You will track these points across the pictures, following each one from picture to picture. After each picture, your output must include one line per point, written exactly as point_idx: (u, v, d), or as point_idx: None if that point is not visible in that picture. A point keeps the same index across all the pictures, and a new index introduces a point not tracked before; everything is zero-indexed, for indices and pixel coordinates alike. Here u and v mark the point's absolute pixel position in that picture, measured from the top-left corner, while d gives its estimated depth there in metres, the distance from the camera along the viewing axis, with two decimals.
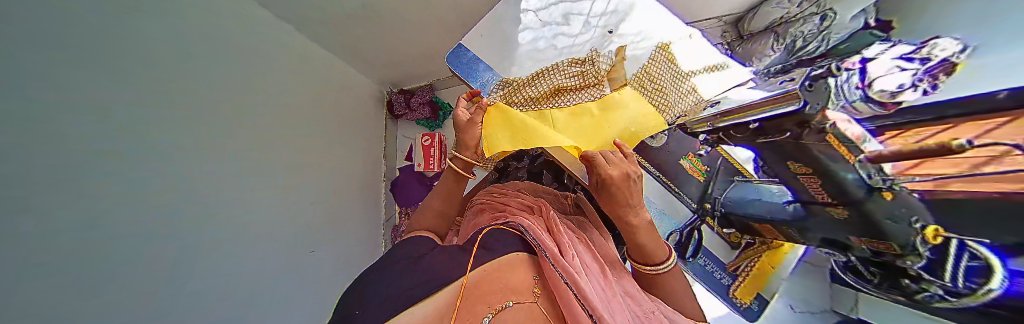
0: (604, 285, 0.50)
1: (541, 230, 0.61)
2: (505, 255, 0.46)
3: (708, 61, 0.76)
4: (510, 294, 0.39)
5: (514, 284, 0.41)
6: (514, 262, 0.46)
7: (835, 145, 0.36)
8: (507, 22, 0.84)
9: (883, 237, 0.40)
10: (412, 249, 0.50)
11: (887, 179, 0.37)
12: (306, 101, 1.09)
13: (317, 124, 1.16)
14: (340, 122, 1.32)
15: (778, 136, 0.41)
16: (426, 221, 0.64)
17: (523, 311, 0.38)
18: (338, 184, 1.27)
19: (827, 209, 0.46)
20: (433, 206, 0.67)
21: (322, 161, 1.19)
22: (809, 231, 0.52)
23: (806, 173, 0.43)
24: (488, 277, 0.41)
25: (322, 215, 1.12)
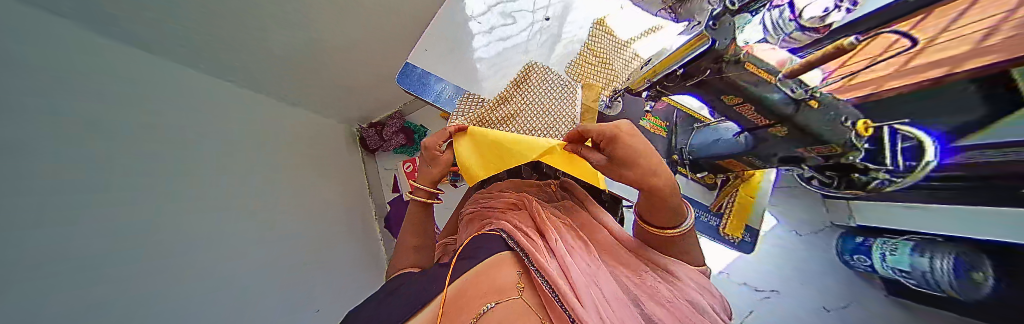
0: (594, 268, 0.49)
1: (526, 227, 0.60)
2: (485, 261, 0.46)
3: (644, 26, 0.82)
4: (490, 296, 0.37)
5: (499, 283, 0.41)
6: (497, 263, 0.46)
7: (756, 73, 0.39)
8: (451, 33, 0.86)
9: (824, 142, 0.43)
10: (400, 283, 0.50)
11: (808, 90, 0.40)
12: (288, 149, 1.03)
13: (303, 173, 1.10)
14: (320, 165, 1.24)
15: (702, 76, 0.42)
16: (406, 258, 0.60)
17: (507, 307, 0.36)
18: (338, 227, 1.19)
19: (769, 130, 0.48)
20: (407, 240, 0.64)
21: (316, 209, 1.10)
22: (767, 155, 0.54)
23: (739, 102, 0.44)
24: (467, 290, 0.40)
25: (330, 263, 1.03)
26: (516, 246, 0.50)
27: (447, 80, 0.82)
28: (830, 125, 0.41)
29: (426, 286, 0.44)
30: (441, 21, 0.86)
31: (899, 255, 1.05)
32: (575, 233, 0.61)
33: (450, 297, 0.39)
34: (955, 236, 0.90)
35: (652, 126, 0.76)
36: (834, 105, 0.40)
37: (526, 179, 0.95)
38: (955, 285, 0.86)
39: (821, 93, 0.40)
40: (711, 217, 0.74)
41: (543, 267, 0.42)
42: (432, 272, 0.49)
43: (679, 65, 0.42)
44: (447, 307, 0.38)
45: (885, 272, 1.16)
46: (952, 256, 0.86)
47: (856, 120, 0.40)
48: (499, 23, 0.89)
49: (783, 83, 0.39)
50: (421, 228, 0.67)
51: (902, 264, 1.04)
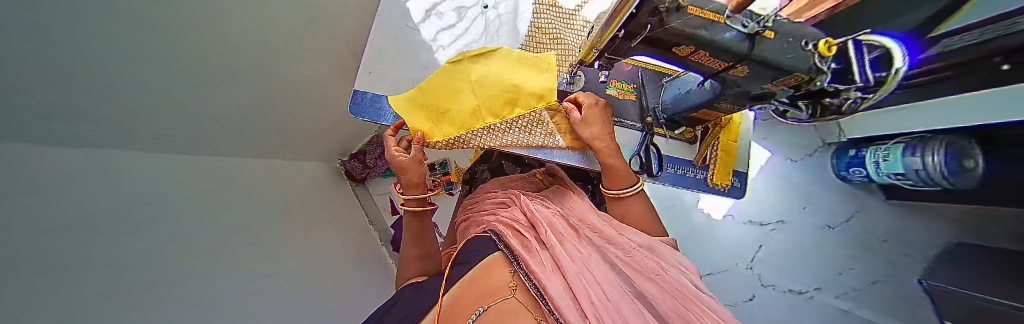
0: (585, 256, 0.48)
1: (514, 221, 0.59)
2: (475, 268, 0.44)
3: None
4: (482, 300, 0.37)
5: (494, 286, 0.40)
6: (488, 268, 0.44)
7: (700, 14, 0.36)
8: (393, 45, 0.77)
9: (788, 73, 0.41)
10: (398, 300, 0.49)
11: (760, 21, 0.36)
12: (287, 199, 0.99)
13: (308, 214, 1.08)
14: (319, 209, 1.21)
15: (647, 32, 0.38)
16: (410, 269, 0.60)
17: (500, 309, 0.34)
18: (349, 266, 1.16)
19: (729, 73, 0.45)
20: (410, 250, 0.63)
21: (327, 253, 1.06)
22: (734, 98, 0.52)
23: (692, 51, 0.41)
24: (462, 299, 0.39)
25: (351, 304, 1.01)
26: (506, 246, 0.49)
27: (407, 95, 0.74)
28: (788, 50, 0.38)
29: (421, 301, 0.44)
30: (378, 33, 0.76)
31: (892, 161, 1.05)
32: (563, 217, 0.59)
33: (442, 315, 0.38)
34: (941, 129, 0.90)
35: (619, 92, 0.70)
36: (790, 30, 0.38)
37: (509, 175, 0.93)
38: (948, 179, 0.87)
39: (776, 20, 0.37)
40: (697, 171, 0.72)
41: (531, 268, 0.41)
42: (425, 289, 0.48)
43: (620, 29, 0.38)
44: (443, 321, 0.37)
45: (880, 178, 1.17)
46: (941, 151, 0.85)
47: (816, 41, 0.37)
48: (442, 24, 0.84)
49: (731, 19, 0.36)
50: (422, 239, 0.65)
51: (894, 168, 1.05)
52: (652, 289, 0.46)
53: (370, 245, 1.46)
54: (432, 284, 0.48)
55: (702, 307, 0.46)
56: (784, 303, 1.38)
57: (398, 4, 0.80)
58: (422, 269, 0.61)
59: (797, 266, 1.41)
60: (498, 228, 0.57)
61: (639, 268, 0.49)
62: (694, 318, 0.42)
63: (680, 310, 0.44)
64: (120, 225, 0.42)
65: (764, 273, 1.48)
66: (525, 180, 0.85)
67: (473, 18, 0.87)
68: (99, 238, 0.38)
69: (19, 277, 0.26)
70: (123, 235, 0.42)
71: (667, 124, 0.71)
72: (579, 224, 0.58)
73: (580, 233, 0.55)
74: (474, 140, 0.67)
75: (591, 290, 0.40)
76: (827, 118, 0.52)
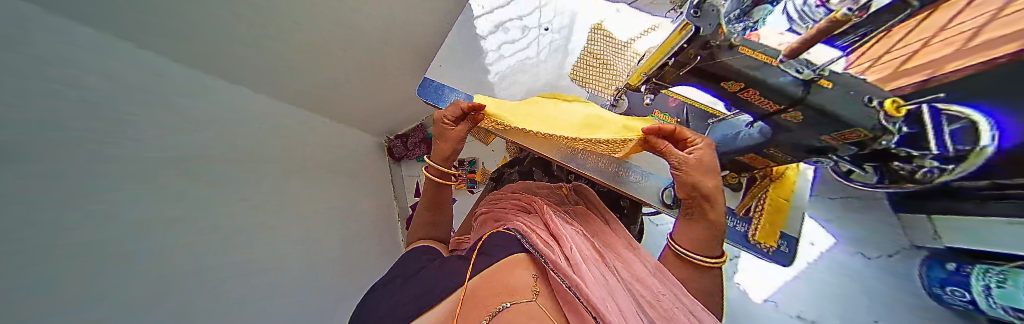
0: (608, 282, 0.45)
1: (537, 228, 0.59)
2: (500, 262, 0.46)
3: (642, 27, 0.83)
4: (506, 296, 0.38)
5: (514, 285, 0.41)
6: (510, 266, 0.46)
7: (750, 54, 0.39)
8: (464, 46, 0.91)
9: (849, 126, 0.39)
10: (420, 267, 0.54)
11: (817, 69, 0.37)
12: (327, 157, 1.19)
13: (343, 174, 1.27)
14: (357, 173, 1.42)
15: (696, 62, 0.41)
16: (424, 231, 0.68)
17: (523, 310, 0.36)
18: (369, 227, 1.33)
19: (782, 116, 0.44)
20: (422, 215, 0.69)
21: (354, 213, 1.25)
22: (791, 147, 0.50)
23: (741, 88, 0.43)
24: (484, 284, 0.42)
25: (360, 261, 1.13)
26: (532, 247, 0.49)
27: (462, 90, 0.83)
28: (851, 106, 0.38)
29: (444, 275, 0.48)
30: (454, 36, 0.91)
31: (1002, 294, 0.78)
32: (586, 238, 0.60)
33: (464, 297, 0.41)
34: None
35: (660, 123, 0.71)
36: (849, 83, 0.38)
37: (537, 181, 0.96)
38: None
39: (832, 70, 0.38)
40: (737, 223, 0.66)
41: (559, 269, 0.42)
42: (446, 266, 0.52)
43: (670, 56, 0.42)
44: (464, 308, 0.39)
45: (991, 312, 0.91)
46: None
47: (886, 99, 0.37)
48: (505, 39, 0.95)
49: (786, 65, 0.38)
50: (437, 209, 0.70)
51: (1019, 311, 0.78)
52: None
53: (388, 220, 1.54)
54: (457, 263, 0.52)
55: None
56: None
57: (471, 19, 0.93)
58: (426, 237, 0.67)
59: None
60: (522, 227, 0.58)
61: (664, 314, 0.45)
62: None
63: None
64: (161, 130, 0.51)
65: None
66: (552, 190, 0.87)
67: (533, 36, 0.96)
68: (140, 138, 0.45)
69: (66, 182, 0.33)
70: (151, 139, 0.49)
71: None
72: (602, 250, 0.57)
73: (604, 258, 0.54)
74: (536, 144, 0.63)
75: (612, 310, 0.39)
76: (905, 183, 0.48)
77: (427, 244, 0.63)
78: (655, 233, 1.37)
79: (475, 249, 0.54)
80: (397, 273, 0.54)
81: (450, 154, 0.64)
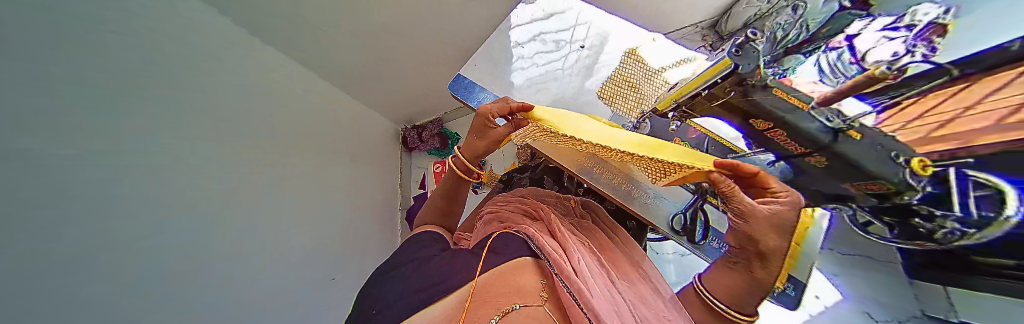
0: (610, 296, 0.46)
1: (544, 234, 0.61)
2: (511, 262, 0.48)
3: (677, 57, 0.84)
4: (516, 297, 0.40)
5: (521, 287, 0.43)
6: (522, 267, 0.47)
7: (785, 97, 0.41)
8: (501, 52, 1.01)
9: (873, 178, 0.40)
10: (430, 255, 0.55)
11: (847, 120, 0.39)
12: None
13: (315, 156, 1.46)
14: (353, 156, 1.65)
15: (729, 97, 0.44)
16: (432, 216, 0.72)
17: (530, 313, 0.38)
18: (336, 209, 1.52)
19: (808, 159, 0.46)
20: (435, 202, 0.72)
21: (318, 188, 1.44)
22: (813, 192, 0.50)
23: (769, 127, 0.45)
24: (493, 282, 0.44)
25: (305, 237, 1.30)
26: (540, 250, 0.50)
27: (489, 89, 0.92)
28: (881, 160, 0.38)
29: (454, 267, 0.49)
30: (493, 44, 1.02)
31: None
32: (591, 252, 0.60)
33: (475, 292, 0.43)
34: None
35: None
36: (875, 137, 0.39)
37: (547, 189, 0.97)
38: None
39: (861, 123, 0.40)
40: None
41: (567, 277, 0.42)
42: (456, 257, 0.53)
43: (704, 87, 0.45)
44: (472, 306, 0.40)
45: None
46: None
47: (914, 157, 0.37)
48: (540, 49, 1.01)
49: (815, 111, 0.41)
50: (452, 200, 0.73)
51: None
52: None
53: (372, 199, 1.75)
54: (465, 256, 0.53)
55: None
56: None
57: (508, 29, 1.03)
58: (436, 223, 0.69)
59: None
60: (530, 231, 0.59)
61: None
62: None
63: None
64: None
65: None
66: (560, 201, 0.88)
67: (568, 50, 0.99)
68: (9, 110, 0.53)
69: None
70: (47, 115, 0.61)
71: None
72: (607, 266, 0.58)
73: (609, 274, 0.54)
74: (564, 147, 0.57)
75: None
76: (919, 243, 0.48)
77: (430, 229, 0.66)
78: (658, 261, 1.35)
79: (486, 244, 0.55)
80: (407, 259, 0.56)
81: (484, 150, 0.68)
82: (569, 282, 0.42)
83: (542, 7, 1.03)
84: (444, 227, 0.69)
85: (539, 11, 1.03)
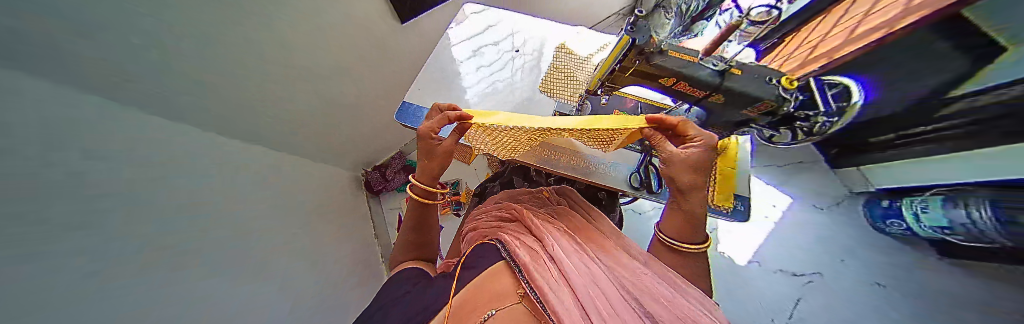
0: (584, 272, 0.50)
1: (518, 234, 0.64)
2: (487, 273, 0.50)
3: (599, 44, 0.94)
4: (493, 302, 0.42)
5: (497, 292, 0.45)
6: (499, 271, 0.50)
7: (677, 55, 0.49)
8: (440, 69, 0.99)
9: (755, 100, 0.50)
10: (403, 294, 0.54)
11: (725, 62, 0.49)
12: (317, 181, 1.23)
13: None
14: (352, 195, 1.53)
15: (637, 65, 0.50)
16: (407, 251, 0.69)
17: (507, 313, 0.39)
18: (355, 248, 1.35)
19: (709, 100, 0.54)
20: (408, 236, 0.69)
21: None
22: (724, 123, 0.60)
23: (675, 82, 0.51)
24: (470, 296, 0.45)
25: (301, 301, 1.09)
26: (510, 254, 0.53)
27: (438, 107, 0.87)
28: (759, 84, 0.49)
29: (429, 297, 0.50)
30: (430, 61, 0.99)
31: (934, 213, 1.04)
32: (566, 235, 0.65)
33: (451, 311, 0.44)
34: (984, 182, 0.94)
35: None
36: (753, 69, 0.50)
37: (520, 188, 1.02)
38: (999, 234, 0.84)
39: (736, 62, 0.49)
40: None
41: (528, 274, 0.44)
42: (427, 291, 0.53)
43: (616, 63, 0.51)
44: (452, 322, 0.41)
45: (927, 232, 1.13)
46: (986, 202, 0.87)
47: (778, 77, 0.49)
48: (481, 62, 1.04)
49: (703, 61, 0.49)
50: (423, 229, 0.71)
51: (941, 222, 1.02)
52: (661, 312, 0.44)
53: None
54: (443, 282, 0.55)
55: None
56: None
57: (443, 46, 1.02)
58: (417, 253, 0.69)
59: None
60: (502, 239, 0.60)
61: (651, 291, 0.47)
62: None
63: None
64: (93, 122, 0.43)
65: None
66: (534, 196, 0.92)
67: (508, 60, 1.05)
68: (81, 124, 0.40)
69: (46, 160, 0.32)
70: (122, 119, 0.45)
71: None
72: (582, 244, 0.62)
73: (585, 251, 0.59)
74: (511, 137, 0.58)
75: (588, 299, 0.41)
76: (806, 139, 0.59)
77: (409, 265, 0.64)
78: (641, 221, 1.45)
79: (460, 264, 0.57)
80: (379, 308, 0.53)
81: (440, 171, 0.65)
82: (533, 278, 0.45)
83: (476, 25, 1.09)
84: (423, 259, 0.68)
85: (470, 27, 1.08)
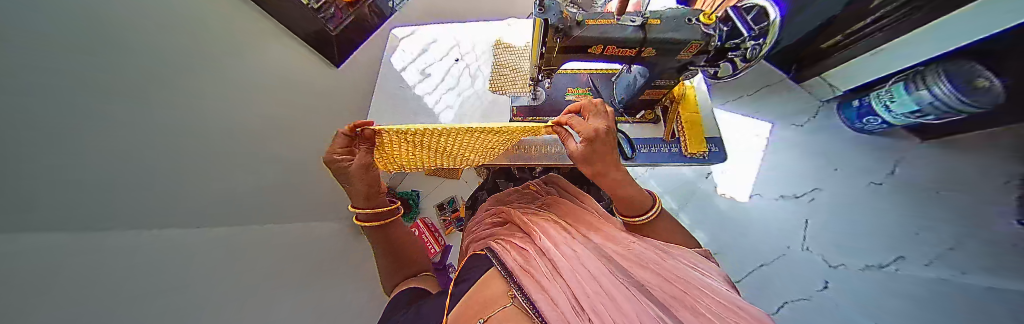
0: (574, 255, 0.48)
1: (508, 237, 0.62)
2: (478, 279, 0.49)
3: (526, 32, 1.02)
4: (485, 310, 0.40)
5: (489, 297, 0.43)
6: (491, 276, 0.48)
7: (596, 22, 0.49)
8: (393, 99, 0.96)
9: (684, 41, 0.50)
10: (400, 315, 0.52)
11: (642, 16, 0.49)
12: None
13: None
14: None
15: (561, 43, 0.50)
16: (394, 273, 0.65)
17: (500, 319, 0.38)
18: None
19: (642, 56, 0.54)
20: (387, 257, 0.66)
21: None
22: (667, 73, 0.60)
23: (602, 48, 0.52)
24: (466, 311, 0.43)
25: None
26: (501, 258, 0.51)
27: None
28: (681, 26, 0.50)
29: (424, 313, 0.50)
30: (379, 94, 0.97)
31: (900, 100, 1.08)
32: (555, 224, 0.63)
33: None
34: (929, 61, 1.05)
35: (577, 96, 0.83)
36: (671, 15, 0.50)
37: (505, 190, 1.00)
38: (964, 102, 0.94)
39: (654, 13, 0.50)
40: (671, 145, 0.76)
41: (515, 275, 0.44)
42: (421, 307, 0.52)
43: (542, 46, 0.52)
44: None
45: (898, 121, 1.17)
46: (944, 78, 0.96)
47: (693, 16, 0.50)
48: (426, 83, 1.00)
49: (621, 21, 0.49)
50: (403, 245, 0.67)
51: (910, 106, 1.06)
52: (648, 277, 0.44)
53: None
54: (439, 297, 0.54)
55: (699, 290, 0.42)
56: (863, 287, 1.17)
57: (390, 75, 1.02)
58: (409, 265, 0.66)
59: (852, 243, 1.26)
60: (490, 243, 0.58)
61: (636, 259, 0.48)
62: (689, 302, 0.39)
63: (679, 305, 0.39)
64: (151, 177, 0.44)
65: (825, 252, 1.29)
66: (522, 192, 0.91)
67: (451, 72, 1.01)
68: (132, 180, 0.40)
69: (104, 258, 0.33)
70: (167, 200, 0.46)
71: (626, 112, 0.80)
72: (570, 228, 0.61)
73: (574, 234, 0.57)
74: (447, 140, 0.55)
75: (578, 285, 0.41)
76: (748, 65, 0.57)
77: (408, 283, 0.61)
78: None
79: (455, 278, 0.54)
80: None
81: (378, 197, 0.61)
82: (520, 278, 0.43)
83: (413, 48, 1.08)
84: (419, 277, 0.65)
85: (406, 51, 1.07)
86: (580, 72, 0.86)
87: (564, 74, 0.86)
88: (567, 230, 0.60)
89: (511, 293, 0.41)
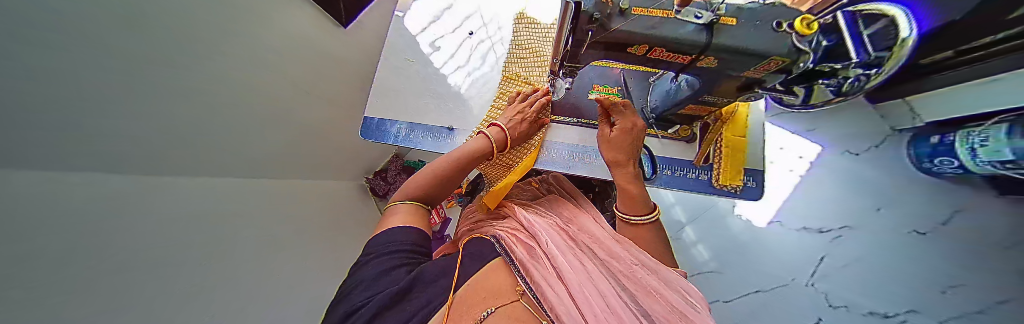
0: (580, 264, 0.45)
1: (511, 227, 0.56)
2: (484, 266, 0.42)
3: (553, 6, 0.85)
4: (491, 301, 0.35)
5: (497, 289, 0.37)
6: (498, 266, 0.42)
7: (648, 13, 0.37)
8: (400, 68, 0.87)
9: (770, 56, 0.37)
10: (400, 276, 0.39)
11: (714, 11, 0.36)
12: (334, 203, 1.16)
13: None
14: None
15: (591, 37, 0.40)
16: (423, 193, 0.58)
17: (506, 316, 0.32)
18: None
19: (697, 65, 0.42)
20: (417, 178, 0.59)
21: None
22: (722, 88, 0.47)
23: (647, 48, 0.40)
24: (474, 289, 0.37)
25: None
26: (508, 251, 0.45)
27: (420, 127, 0.81)
28: (764, 33, 0.36)
29: (430, 283, 0.39)
30: (388, 59, 0.87)
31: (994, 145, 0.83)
32: (558, 226, 0.57)
33: (450, 314, 0.33)
34: (991, 112, 0.88)
35: (602, 96, 0.73)
36: (751, 14, 0.37)
37: None
38: None
39: (732, 8, 0.36)
40: (701, 173, 0.66)
41: (525, 272, 0.39)
42: (422, 266, 0.42)
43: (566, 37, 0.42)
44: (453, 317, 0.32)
45: (979, 168, 0.92)
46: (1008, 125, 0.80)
47: (790, 19, 0.36)
48: (436, 58, 0.88)
49: (682, 14, 0.36)
50: (436, 182, 0.59)
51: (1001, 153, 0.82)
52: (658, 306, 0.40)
53: None
54: (442, 260, 0.45)
55: None
56: None
57: (403, 39, 0.90)
58: (413, 199, 0.57)
59: (881, 285, 1.09)
60: (494, 232, 0.54)
61: (641, 283, 0.43)
62: None
63: None
64: (67, 153, 0.38)
65: (831, 290, 1.14)
66: (520, 186, 0.81)
67: (465, 48, 0.89)
68: (37, 151, 0.35)
69: None
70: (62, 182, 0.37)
71: (656, 124, 0.69)
72: (573, 234, 0.55)
73: (580, 245, 0.51)
74: (513, 156, 0.71)
75: (588, 304, 0.36)
76: (834, 98, 0.55)
77: (408, 225, 0.51)
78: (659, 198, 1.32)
79: (456, 255, 0.47)
80: (365, 295, 0.38)
81: (485, 146, 0.64)
82: (531, 280, 0.38)
83: (426, 11, 0.93)
84: (422, 220, 0.56)
85: (421, 12, 0.93)
86: (609, 70, 0.75)
87: (593, 69, 0.75)
88: (573, 239, 0.54)
89: (521, 289, 0.37)
